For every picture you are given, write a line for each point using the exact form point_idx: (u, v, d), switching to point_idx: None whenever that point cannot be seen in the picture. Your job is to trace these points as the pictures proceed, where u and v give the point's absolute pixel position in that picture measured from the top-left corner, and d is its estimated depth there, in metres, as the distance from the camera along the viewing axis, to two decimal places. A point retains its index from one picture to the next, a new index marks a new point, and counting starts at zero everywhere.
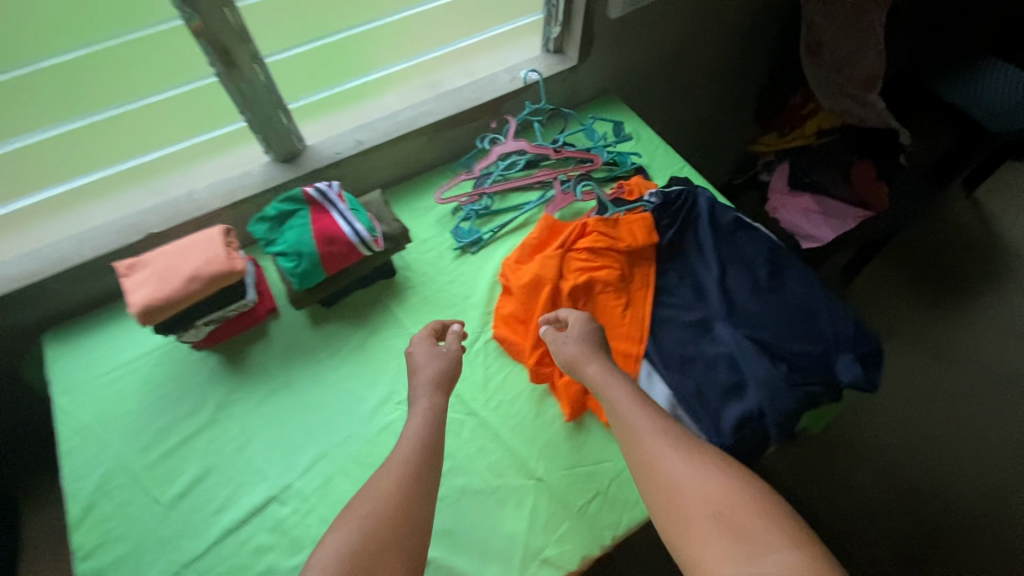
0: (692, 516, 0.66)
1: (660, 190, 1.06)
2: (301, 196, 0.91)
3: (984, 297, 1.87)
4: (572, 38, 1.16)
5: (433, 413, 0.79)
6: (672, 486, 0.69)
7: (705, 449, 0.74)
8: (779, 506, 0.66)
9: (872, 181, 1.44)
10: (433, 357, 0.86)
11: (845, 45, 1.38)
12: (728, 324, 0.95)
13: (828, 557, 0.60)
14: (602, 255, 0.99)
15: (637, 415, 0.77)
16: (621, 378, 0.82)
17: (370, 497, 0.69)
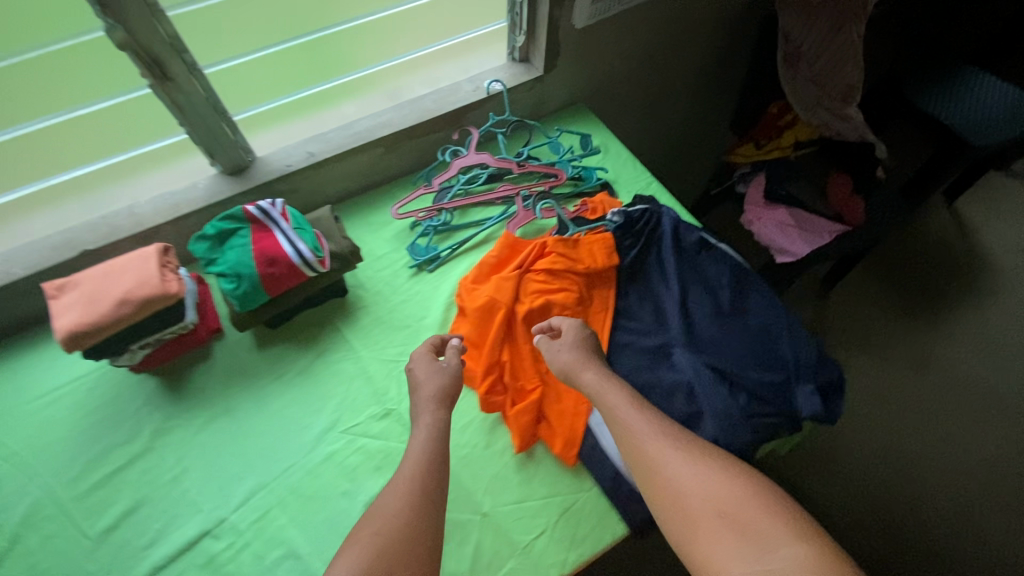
0: (696, 517, 0.64)
1: (624, 209, 1.02)
2: (243, 214, 0.88)
3: (961, 310, 1.85)
4: (536, 48, 1.12)
5: (433, 434, 0.76)
6: (674, 487, 0.67)
7: (707, 448, 0.72)
8: (787, 500, 0.64)
9: (849, 195, 1.44)
10: (434, 372, 0.83)
11: (823, 57, 1.34)
12: (688, 351, 0.92)
13: (839, 550, 0.58)
14: (560, 276, 0.96)
15: (634, 418, 0.75)
16: (617, 383, 0.80)
17: (373, 527, 0.65)
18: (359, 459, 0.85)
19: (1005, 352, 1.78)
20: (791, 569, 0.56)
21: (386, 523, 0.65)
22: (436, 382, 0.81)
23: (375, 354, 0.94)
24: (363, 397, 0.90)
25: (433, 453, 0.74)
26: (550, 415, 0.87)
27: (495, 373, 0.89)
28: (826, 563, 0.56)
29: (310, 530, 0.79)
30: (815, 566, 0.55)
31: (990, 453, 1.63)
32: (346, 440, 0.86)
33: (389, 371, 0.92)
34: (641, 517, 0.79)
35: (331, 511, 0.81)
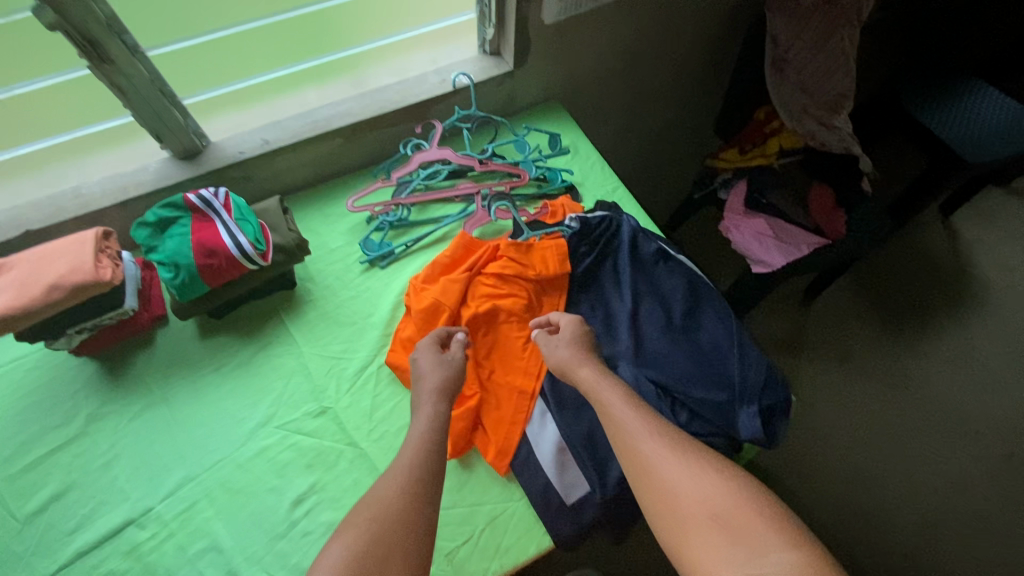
0: (688, 518, 0.63)
1: (582, 214, 1.00)
2: (184, 203, 0.86)
3: (944, 327, 1.81)
4: (506, 42, 1.09)
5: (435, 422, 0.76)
6: (668, 487, 0.66)
7: (702, 449, 0.71)
8: (780, 506, 0.64)
9: (830, 208, 1.41)
10: (439, 365, 0.82)
11: (811, 64, 1.30)
12: (634, 364, 0.91)
13: (830, 558, 0.57)
14: (509, 281, 0.94)
15: (627, 416, 0.74)
16: (613, 380, 0.80)
17: (375, 507, 0.65)
18: (291, 456, 0.84)
19: (984, 373, 1.75)
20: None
21: (390, 504, 0.66)
22: (439, 375, 0.81)
23: (318, 349, 0.93)
24: (300, 393, 0.89)
25: (433, 440, 0.74)
26: (486, 423, 0.86)
27: None
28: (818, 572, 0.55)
29: (234, 524, 0.79)
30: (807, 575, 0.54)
31: (959, 475, 1.61)
32: (279, 436, 0.86)
33: (328, 369, 0.91)
34: (567, 531, 0.79)
35: (257, 506, 0.81)
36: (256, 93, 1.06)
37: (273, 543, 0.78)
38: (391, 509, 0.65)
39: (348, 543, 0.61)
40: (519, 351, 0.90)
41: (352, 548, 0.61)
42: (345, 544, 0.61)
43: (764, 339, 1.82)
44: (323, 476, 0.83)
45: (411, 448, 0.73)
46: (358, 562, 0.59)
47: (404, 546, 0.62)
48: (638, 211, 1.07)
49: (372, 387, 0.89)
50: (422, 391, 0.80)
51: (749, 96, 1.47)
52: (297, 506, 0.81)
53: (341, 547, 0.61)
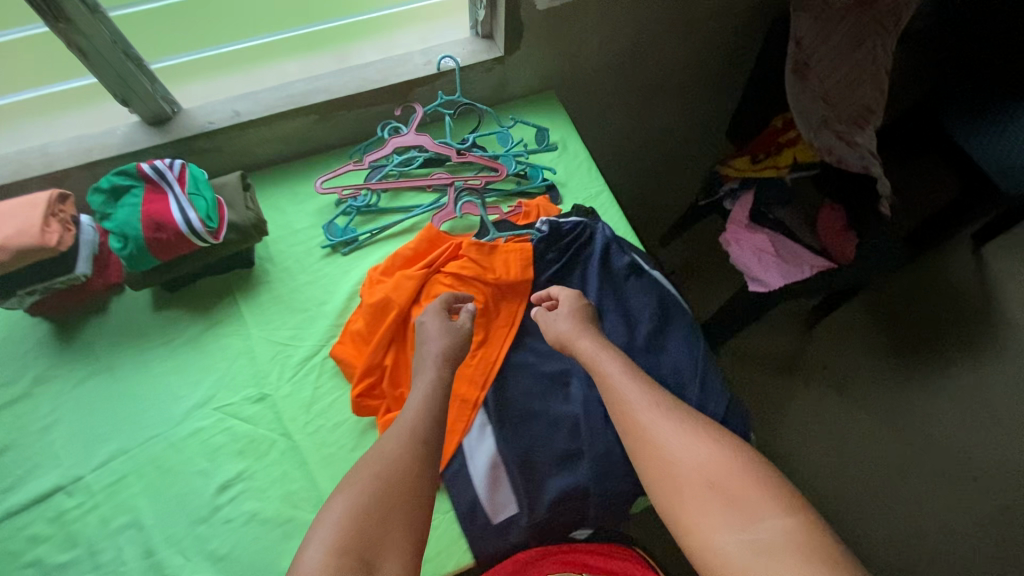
0: (685, 485, 0.65)
1: (555, 218, 0.94)
2: (136, 172, 0.84)
3: (957, 365, 1.70)
4: (497, 25, 1.02)
5: (434, 390, 0.77)
6: (666, 455, 0.68)
7: (699, 417, 0.72)
8: (772, 469, 0.66)
9: (839, 232, 1.31)
10: (445, 332, 0.81)
11: (838, 72, 1.19)
12: (587, 383, 0.86)
13: (817, 520, 0.61)
14: (467, 283, 0.90)
15: (626, 387, 0.75)
16: (612, 352, 0.80)
17: (375, 467, 0.68)
18: (224, 440, 0.83)
19: (992, 418, 1.64)
20: (774, 541, 0.58)
21: (391, 464, 0.68)
22: (444, 341, 0.80)
23: (266, 333, 0.91)
24: (242, 376, 0.87)
25: (434, 407, 0.75)
26: None
27: (375, 376, 0.84)
28: (808, 538, 0.58)
29: (158, 502, 0.79)
30: (797, 541, 0.58)
31: (948, 522, 1.52)
32: (215, 418, 0.84)
33: (273, 354, 0.89)
34: (489, 550, 0.76)
35: (183, 487, 0.80)
36: (234, 61, 1.02)
37: (193, 526, 0.78)
38: (393, 470, 0.67)
39: (353, 499, 0.65)
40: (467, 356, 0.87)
41: (355, 504, 0.64)
42: (350, 499, 0.65)
43: (759, 358, 1.73)
44: (252, 463, 0.82)
45: (412, 413, 0.74)
46: (360, 519, 0.63)
47: (401, 507, 0.65)
48: (618, 218, 1.01)
49: (314, 379, 0.87)
50: (425, 357, 0.80)
51: (767, 102, 1.37)
52: (222, 491, 0.80)
53: (346, 502, 0.65)
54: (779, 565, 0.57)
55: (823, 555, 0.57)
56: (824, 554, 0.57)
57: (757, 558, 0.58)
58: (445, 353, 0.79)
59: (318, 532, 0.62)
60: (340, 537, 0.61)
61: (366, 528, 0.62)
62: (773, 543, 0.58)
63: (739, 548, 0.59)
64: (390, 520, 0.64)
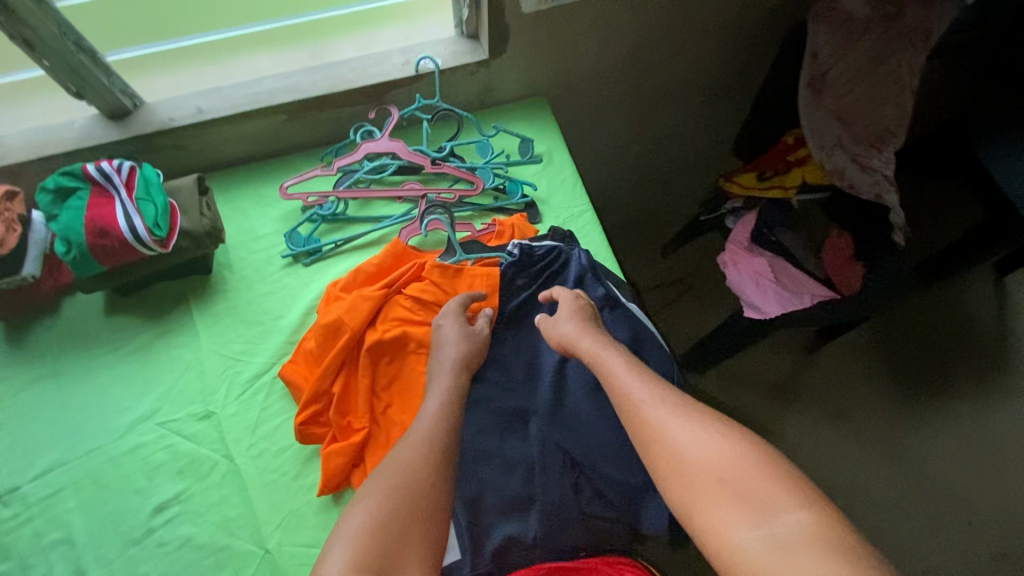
0: (696, 482, 0.60)
1: (527, 241, 0.88)
2: (83, 173, 0.80)
3: (964, 403, 1.60)
4: (481, 25, 0.95)
5: (450, 397, 0.74)
6: (676, 452, 0.63)
7: (709, 411, 0.67)
8: (790, 463, 0.60)
9: (847, 260, 1.21)
10: (464, 337, 0.78)
11: (855, 90, 1.11)
12: (545, 424, 0.81)
13: (840, 514, 0.54)
14: (427, 308, 0.85)
15: (632, 385, 0.70)
16: (616, 351, 0.76)
17: (393, 477, 0.65)
18: (165, 458, 0.80)
19: (997, 462, 1.54)
20: (793, 537, 0.52)
21: (411, 475, 0.65)
22: (460, 345, 0.78)
23: (217, 346, 0.87)
24: (190, 391, 0.84)
25: (451, 415, 0.73)
26: (369, 462, 0.78)
27: (321, 403, 0.80)
28: (828, 531, 0.52)
29: (93, 520, 0.77)
30: (818, 536, 0.52)
31: (939, 567, 1.44)
32: (157, 434, 0.81)
33: (223, 369, 0.85)
34: None
35: (119, 505, 0.77)
36: (205, 52, 0.98)
37: (126, 548, 0.75)
38: (414, 482, 0.65)
39: (371, 509, 0.62)
40: (421, 388, 0.81)
41: (375, 516, 0.61)
42: (368, 509, 0.62)
43: (755, 382, 1.65)
44: (191, 485, 0.79)
45: (428, 422, 0.71)
46: (379, 532, 0.60)
47: (422, 521, 0.63)
48: (600, 242, 0.94)
49: (262, 399, 0.83)
50: (440, 361, 0.77)
51: (779, 115, 1.27)
52: (158, 513, 0.77)
53: (364, 513, 0.62)
54: (799, 562, 0.50)
55: (848, 550, 0.50)
56: (851, 550, 0.50)
57: (774, 553, 0.52)
58: (462, 358, 0.77)
59: (336, 544, 0.60)
60: (358, 550, 0.59)
61: (388, 541, 0.60)
62: (791, 538, 0.52)
63: (756, 545, 0.53)
64: (411, 534, 0.61)
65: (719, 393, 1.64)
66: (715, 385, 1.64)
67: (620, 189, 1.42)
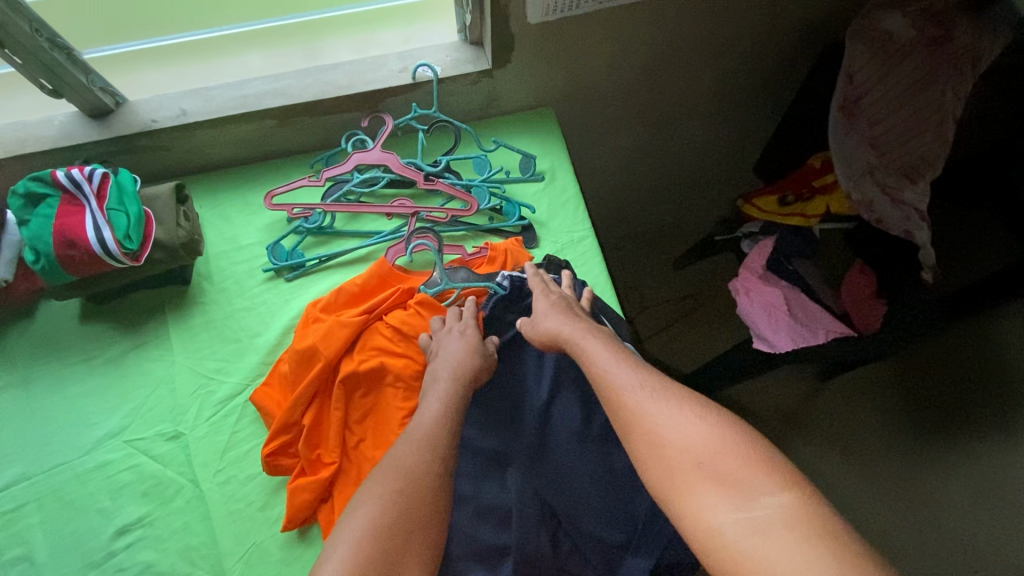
0: (675, 466, 0.54)
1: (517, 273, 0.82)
2: (53, 179, 0.76)
3: (984, 446, 1.42)
4: (485, 33, 0.88)
5: (451, 399, 0.70)
6: (656, 436, 0.57)
7: (689, 392, 0.61)
8: (769, 443, 0.55)
9: (867, 297, 1.13)
10: (472, 349, 0.74)
11: (890, 120, 1.02)
12: (525, 469, 0.76)
13: (823, 500, 0.50)
14: (408, 338, 0.80)
15: (611, 366, 0.65)
16: (599, 337, 0.70)
17: (394, 480, 0.61)
18: (131, 478, 0.77)
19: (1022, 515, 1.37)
20: (774, 524, 0.47)
21: (414, 478, 0.61)
22: (467, 354, 0.73)
23: (192, 362, 0.84)
24: (160, 409, 0.81)
25: (453, 417, 0.68)
26: (336, 498, 0.74)
27: (291, 433, 0.77)
28: (813, 517, 0.47)
29: (53, 538, 0.74)
30: (800, 521, 0.47)
31: None
32: (125, 452, 0.79)
33: (195, 388, 0.82)
34: None
35: (81, 524, 0.75)
36: (199, 49, 0.95)
37: (84, 570, 0.73)
38: (416, 483, 0.61)
39: (372, 511, 0.58)
40: (396, 425, 0.75)
41: (374, 518, 0.57)
42: (371, 511, 0.58)
43: (758, 410, 1.51)
44: (155, 509, 0.76)
45: (428, 425, 0.66)
46: (378, 537, 0.56)
47: (424, 526, 0.59)
48: (599, 273, 0.88)
49: (233, 422, 0.80)
50: (442, 366, 0.72)
51: (805, 136, 1.18)
52: (120, 536, 0.75)
53: (365, 516, 0.58)
54: (781, 549, 0.46)
55: (832, 539, 0.45)
56: (832, 537, 0.46)
57: (754, 540, 0.47)
58: (464, 365, 0.72)
59: (332, 550, 0.55)
60: (357, 556, 0.54)
61: (389, 545, 0.56)
62: (772, 523, 0.47)
63: (735, 530, 0.48)
64: (412, 539, 0.58)
65: None
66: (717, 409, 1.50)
67: (628, 204, 1.35)
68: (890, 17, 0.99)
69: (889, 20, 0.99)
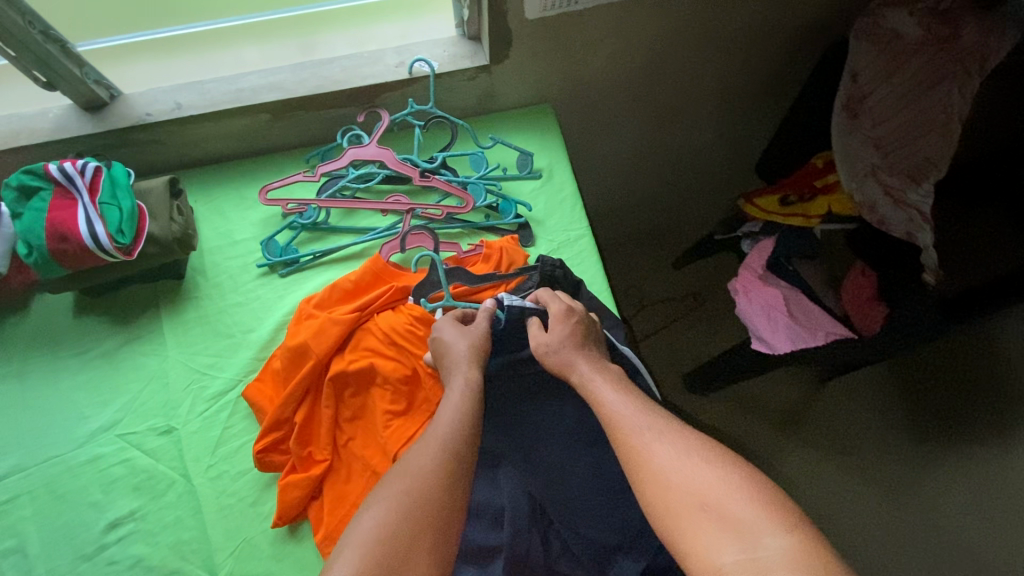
0: (679, 508, 0.53)
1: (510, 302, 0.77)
2: (46, 173, 0.76)
3: (981, 450, 1.41)
4: (483, 27, 0.87)
5: (470, 391, 0.68)
6: (660, 476, 0.55)
7: (694, 431, 0.60)
8: (773, 483, 0.54)
9: (868, 300, 1.13)
10: (465, 332, 0.73)
11: (895, 120, 1.00)
12: (516, 470, 0.76)
13: (828, 545, 0.48)
14: (402, 346, 0.78)
15: (617, 404, 0.63)
16: (607, 374, 0.68)
17: (411, 479, 0.58)
18: (123, 472, 0.78)
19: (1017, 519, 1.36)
20: (777, 567, 0.46)
21: (430, 477, 0.59)
22: (473, 341, 0.72)
23: (185, 356, 0.84)
24: (152, 404, 0.81)
25: (472, 414, 0.66)
26: (325, 496, 0.74)
27: (283, 430, 0.77)
28: (817, 561, 0.46)
29: (45, 531, 0.75)
30: (804, 564, 0.46)
31: None
32: (117, 446, 0.79)
33: (188, 383, 0.82)
34: None
35: (73, 517, 0.75)
36: (195, 42, 0.94)
37: (76, 563, 0.73)
38: (429, 484, 0.58)
39: (384, 511, 0.56)
40: (381, 425, 0.75)
41: (388, 517, 0.55)
42: (385, 509, 0.56)
43: (758, 410, 1.48)
44: (146, 503, 0.76)
45: (450, 420, 0.64)
46: (391, 538, 0.54)
47: (436, 523, 0.56)
48: (595, 272, 0.87)
49: (226, 417, 0.80)
50: (457, 357, 0.71)
51: (808, 136, 1.17)
52: (111, 529, 0.75)
53: (379, 514, 0.56)
54: None
55: None
56: None
57: None
58: (474, 346, 0.72)
59: (342, 551, 0.54)
60: (367, 558, 0.52)
61: (399, 542, 0.54)
62: (775, 567, 0.46)
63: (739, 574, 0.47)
64: (424, 535, 0.55)
65: (719, 420, 1.47)
66: (714, 410, 1.48)
67: (628, 202, 1.34)
68: (897, 15, 0.97)
69: (895, 18, 0.98)
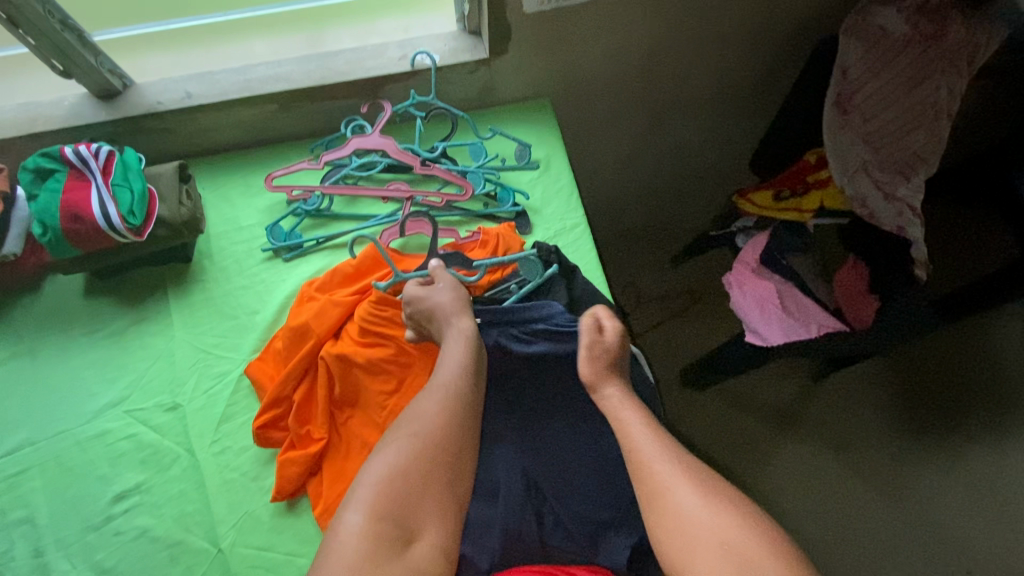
0: (700, 551, 0.53)
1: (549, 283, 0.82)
2: (62, 156, 0.80)
3: (977, 448, 1.41)
4: (483, 21, 0.91)
5: (469, 335, 0.70)
6: (681, 517, 0.55)
7: (716, 474, 0.59)
8: (793, 543, 0.53)
9: (860, 293, 1.11)
10: (455, 283, 0.76)
11: (887, 116, 1.02)
12: (514, 447, 0.78)
13: None
14: (385, 329, 0.79)
15: (643, 437, 0.63)
16: (634, 403, 0.69)
17: (418, 423, 0.61)
18: (129, 447, 0.80)
19: (1011, 515, 1.36)
20: None
21: (433, 423, 0.61)
22: (454, 296, 0.74)
23: (191, 337, 0.86)
24: (158, 381, 0.84)
25: (474, 361, 0.68)
26: (326, 474, 0.76)
27: (283, 407, 0.79)
28: None
29: (54, 502, 0.77)
30: None
31: None
32: (123, 422, 0.81)
33: (194, 361, 0.85)
34: None
35: (81, 489, 0.78)
36: (206, 36, 0.98)
37: (83, 533, 0.75)
38: (432, 430, 0.61)
39: (395, 454, 0.58)
40: (377, 405, 0.77)
41: (400, 458, 0.58)
42: (397, 452, 0.59)
43: (755, 405, 1.48)
44: (152, 476, 0.79)
45: (454, 363, 0.67)
46: (401, 478, 0.57)
47: (438, 466, 0.59)
48: (591, 259, 0.89)
49: (229, 395, 0.82)
50: (442, 310, 0.72)
51: (800, 132, 1.19)
52: (117, 501, 0.77)
53: (391, 457, 0.58)
54: None
55: None
56: None
57: None
58: (459, 296, 0.74)
59: (355, 491, 0.56)
60: (379, 496, 0.56)
61: (404, 487, 0.57)
62: None
63: None
64: (432, 474, 0.58)
65: (716, 415, 1.48)
66: (711, 406, 1.49)
67: (624, 198, 1.37)
68: (885, 12, 1.00)
69: (882, 16, 1.00)
